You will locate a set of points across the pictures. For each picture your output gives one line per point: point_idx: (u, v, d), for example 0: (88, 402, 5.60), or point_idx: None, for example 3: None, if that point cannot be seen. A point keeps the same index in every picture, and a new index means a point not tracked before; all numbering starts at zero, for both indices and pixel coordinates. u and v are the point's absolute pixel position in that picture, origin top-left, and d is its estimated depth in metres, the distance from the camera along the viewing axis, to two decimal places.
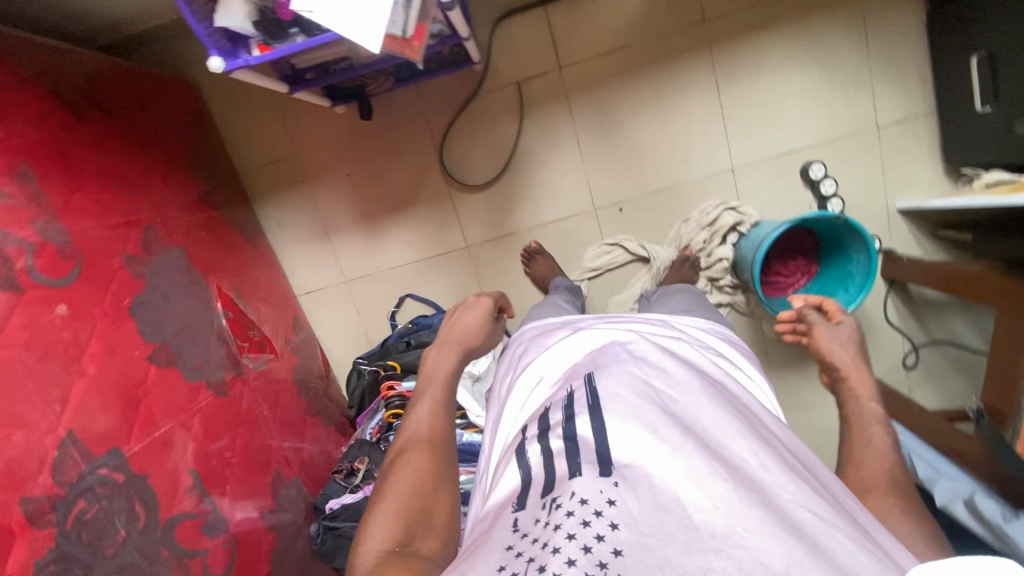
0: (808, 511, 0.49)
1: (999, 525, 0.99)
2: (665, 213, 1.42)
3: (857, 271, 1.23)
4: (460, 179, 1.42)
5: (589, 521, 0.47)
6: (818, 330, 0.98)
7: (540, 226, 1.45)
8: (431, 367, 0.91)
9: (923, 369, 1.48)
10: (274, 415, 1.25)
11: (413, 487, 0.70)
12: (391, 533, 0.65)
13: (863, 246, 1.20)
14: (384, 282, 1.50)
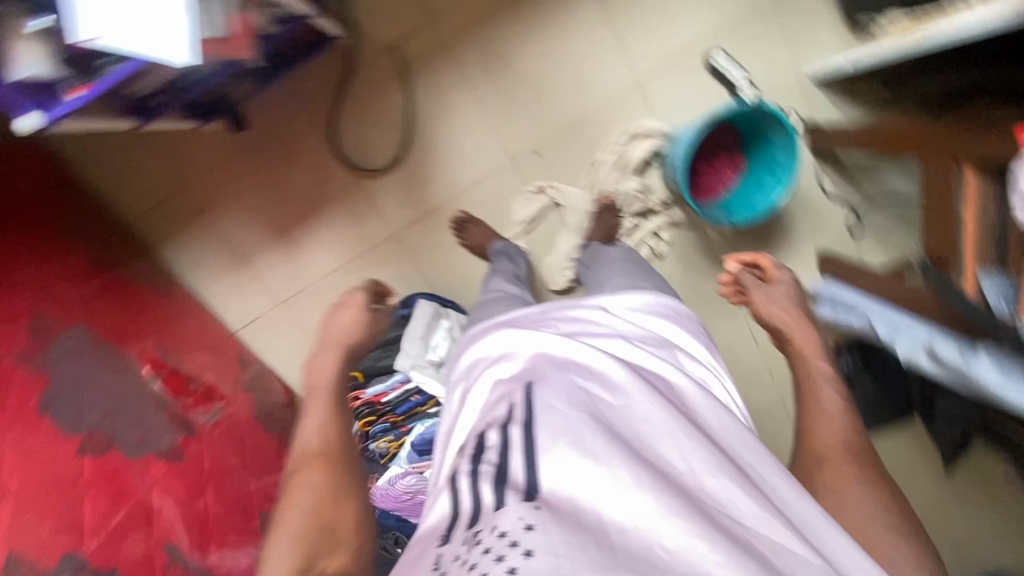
0: (725, 511, 0.63)
1: (961, 365, 0.99)
2: (582, 145, 1.36)
3: (781, 155, 1.22)
4: (363, 166, 1.32)
5: (504, 554, 0.55)
6: (759, 296, 1.13)
7: (461, 193, 1.38)
8: (316, 376, 0.98)
9: (869, 231, 1.49)
10: (244, 460, 1.21)
11: (313, 508, 0.77)
12: (295, 557, 0.71)
13: (780, 126, 1.17)
14: (320, 294, 1.42)
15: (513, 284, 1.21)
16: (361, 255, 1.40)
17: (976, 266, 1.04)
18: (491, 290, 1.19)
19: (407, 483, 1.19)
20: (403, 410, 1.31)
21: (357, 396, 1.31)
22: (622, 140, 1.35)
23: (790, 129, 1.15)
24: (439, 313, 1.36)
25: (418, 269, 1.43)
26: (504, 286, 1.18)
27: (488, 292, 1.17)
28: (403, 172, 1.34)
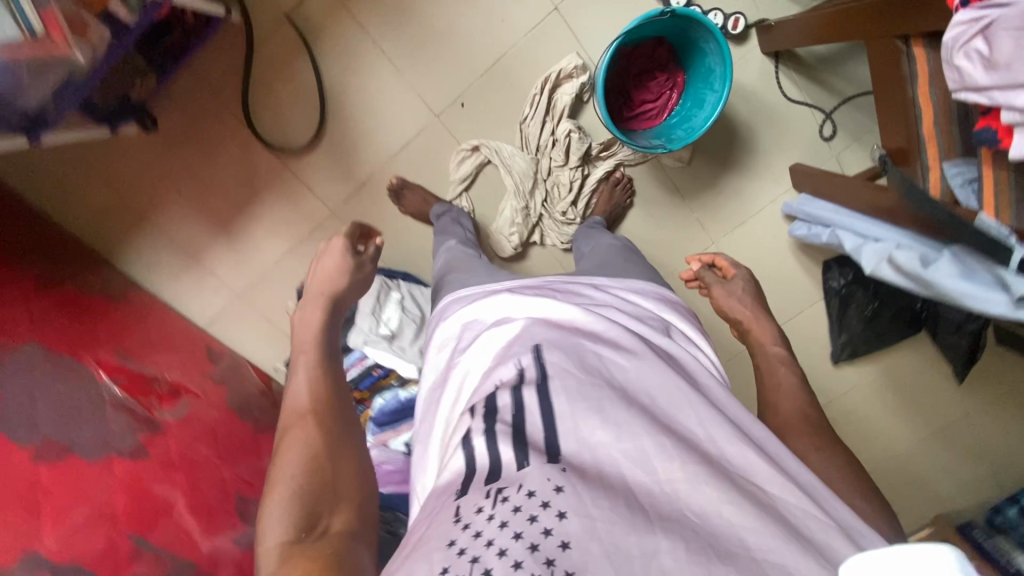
0: (748, 481, 0.56)
1: (919, 273, 0.90)
2: (507, 87, 1.27)
3: (714, 65, 1.10)
4: (288, 146, 1.29)
5: (536, 515, 0.45)
6: (717, 288, 1.13)
7: (392, 159, 1.33)
8: (301, 328, 0.89)
9: (844, 133, 1.34)
10: (218, 449, 1.26)
11: (310, 471, 0.68)
12: (286, 524, 0.64)
13: (709, 34, 1.06)
14: (275, 283, 1.44)
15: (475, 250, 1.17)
16: (307, 237, 1.39)
17: (941, 161, 0.89)
18: (459, 253, 1.14)
19: (373, 456, 1.24)
20: (366, 385, 1.32)
21: None
22: (547, 80, 1.24)
23: (716, 34, 1.03)
24: (385, 286, 1.33)
25: None
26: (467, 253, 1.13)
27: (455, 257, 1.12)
28: (330, 147, 1.30)
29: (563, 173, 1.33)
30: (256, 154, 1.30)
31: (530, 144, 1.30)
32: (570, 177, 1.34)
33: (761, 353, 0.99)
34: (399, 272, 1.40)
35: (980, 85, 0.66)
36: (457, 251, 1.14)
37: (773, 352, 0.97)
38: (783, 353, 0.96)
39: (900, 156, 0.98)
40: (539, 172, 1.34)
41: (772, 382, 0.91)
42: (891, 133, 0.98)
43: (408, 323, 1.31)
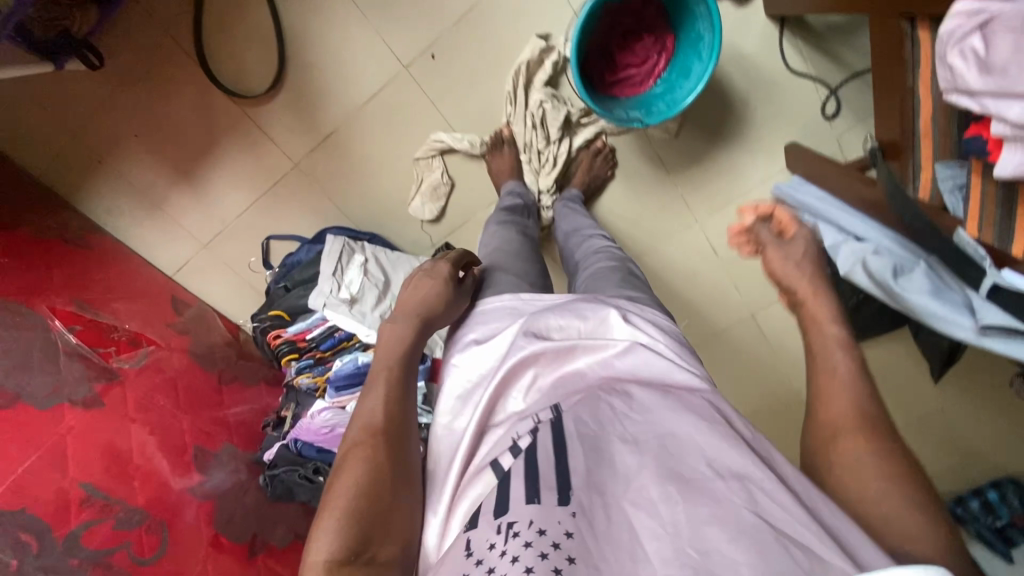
0: (757, 517, 0.51)
1: (890, 285, 0.84)
2: (481, 39, 1.17)
3: (704, 31, 1.00)
4: (248, 94, 1.22)
5: (546, 553, 0.49)
6: (773, 252, 0.94)
7: (357, 113, 1.25)
8: (382, 349, 0.79)
9: (848, 112, 1.23)
10: (178, 400, 1.26)
11: (369, 486, 0.63)
12: (335, 542, 0.59)
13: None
14: (238, 235, 1.40)
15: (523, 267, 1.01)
16: (269, 190, 1.34)
17: (933, 161, 0.81)
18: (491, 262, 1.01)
19: (327, 418, 1.23)
20: (327, 345, 1.30)
21: (278, 334, 1.32)
22: (537, 48, 1.15)
23: None
24: (348, 247, 1.29)
25: (331, 202, 1.35)
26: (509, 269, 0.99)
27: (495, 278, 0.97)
28: (293, 97, 1.23)
29: (544, 147, 1.25)
30: (215, 99, 1.23)
31: (512, 107, 1.21)
32: (551, 151, 1.25)
33: (813, 332, 0.82)
34: (366, 234, 1.35)
35: (971, 89, 0.58)
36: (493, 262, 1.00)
37: (829, 332, 0.80)
38: (843, 336, 0.80)
39: (893, 150, 0.90)
40: (518, 143, 1.25)
41: (824, 366, 0.77)
42: (886, 123, 0.90)
43: (370, 288, 1.28)
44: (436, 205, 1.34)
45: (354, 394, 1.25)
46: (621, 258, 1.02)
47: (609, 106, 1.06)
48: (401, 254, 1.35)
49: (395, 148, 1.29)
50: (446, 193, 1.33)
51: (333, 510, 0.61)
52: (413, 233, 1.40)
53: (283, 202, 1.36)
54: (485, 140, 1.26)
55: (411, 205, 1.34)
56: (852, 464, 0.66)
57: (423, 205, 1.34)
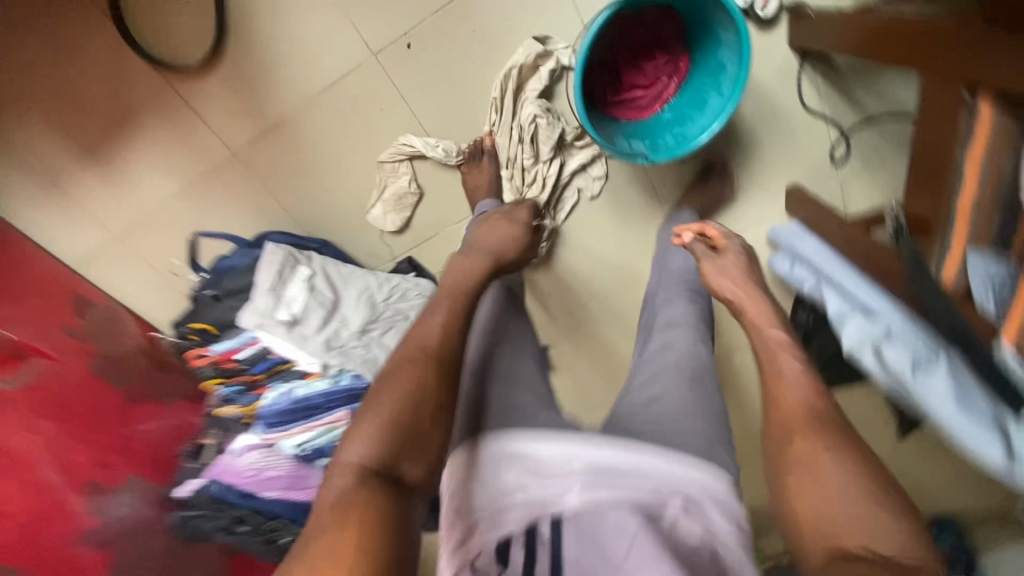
0: None
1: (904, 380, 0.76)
2: (468, 32, 0.99)
3: (729, 61, 0.87)
4: (177, 64, 1.00)
5: None
6: (707, 264, 0.90)
7: (313, 101, 1.05)
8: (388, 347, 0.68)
9: (857, 159, 1.14)
10: (71, 425, 1.04)
11: (413, 410, 0.62)
12: (374, 450, 0.59)
13: (730, 18, 0.82)
14: (161, 227, 1.18)
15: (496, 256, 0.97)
16: (202, 179, 1.13)
17: (966, 246, 0.72)
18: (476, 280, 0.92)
19: (256, 458, 1.07)
20: (260, 369, 1.11)
21: (200, 353, 1.11)
22: (533, 52, 0.99)
23: (738, 22, 0.80)
24: (293, 258, 1.11)
25: (276, 202, 1.15)
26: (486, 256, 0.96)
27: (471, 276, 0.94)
28: (234, 73, 1.02)
29: (531, 166, 1.10)
30: (137, 64, 1.01)
31: (497, 113, 1.05)
32: (537, 171, 1.10)
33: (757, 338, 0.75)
34: (316, 243, 1.17)
35: None
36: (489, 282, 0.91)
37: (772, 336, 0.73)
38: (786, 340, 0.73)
39: (921, 224, 0.81)
40: (500, 156, 1.09)
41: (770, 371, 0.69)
42: (919, 193, 0.80)
43: (316, 309, 1.11)
44: (400, 216, 1.17)
45: (286, 431, 1.09)
46: (694, 371, 0.75)
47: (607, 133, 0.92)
48: (355, 269, 1.18)
49: (356, 147, 1.10)
50: (412, 204, 1.16)
51: (380, 416, 0.61)
52: (371, 243, 1.22)
53: (218, 195, 1.14)
54: (463, 149, 1.09)
55: (371, 212, 1.17)
56: (811, 468, 0.56)
57: (385, 213, 1.16)
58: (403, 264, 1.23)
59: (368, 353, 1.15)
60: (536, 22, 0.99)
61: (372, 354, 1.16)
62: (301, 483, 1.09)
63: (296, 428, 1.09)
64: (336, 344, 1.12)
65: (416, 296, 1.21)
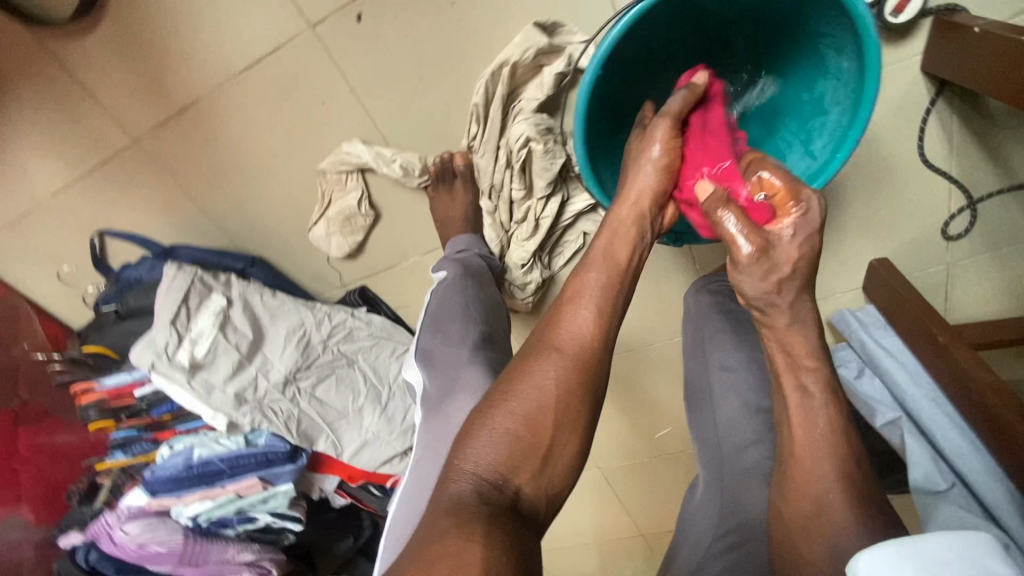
0: None
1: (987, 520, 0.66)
2: (446, 10, 0.68)
3: (833, 106, 0.59)
4: (38, 11, 0.71)
5: None
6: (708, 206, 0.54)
7: (233, 85, 0.76)
8: None
9: (976, 236, 0.82)
10: None
11: (541, 414, 0.47)
12: (500, 454, 0.46)
13: (853, 46, 0.53)
14: (49, 221, 0.92)
15: (489, 313, 0.76)
16: (98, 168, 0.86)
17: None
18: (459, 347, 0.71)
19: (138, 529, 0.87)
20: (161, 412, 0.91)
21: (85, 389, 0.89)
22: (535, 46, 0.67)
23: (874, 51, 0.49)
24: (200, 285, 0.87)
25: (194, 205, 0.90)
26: (476, 310, 0.75)
27: (454, 332, 0.73)
28: (123, 35, 0.72)
29: (521, 201, 0.80)
30: None
31: (480, 125, 0.75)
32: (529, 208, 0.80)
33: None
34: (241, 262, 0.93)
35: None
36: (478, 352, 0.70)
37: None
38: None
39: None
40: (480, 183, 0.81)
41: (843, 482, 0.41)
42: None
43: (227, 352, 0.87)
44: (349, 240, 0.89)
45: (180, 498, 0.90)
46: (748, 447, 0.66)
47: (607, 178, 0.65)
48: (288, 301, 0.93)
49: (294, 150, 0.82)
50: (365, 226, 0.88)
51: (509, 410, 0.47)
52: (315, 267, 0.97)
53: (120, 189, 0.88)
54: (429, 166, 0.81)
55: (313, 230, 0.89)
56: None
57: (329, 234, 0.89)
58: (352, 296, 0.98)
59: (293, 408, 0.91)
60: (544, 2, 0.67)
61: (299, 409, 0.92)
62: (194, 559, 0.90)
63: (193, 495, 0.90)
64: (251, 398, 0.89)
65: (366, 337, 0.98)
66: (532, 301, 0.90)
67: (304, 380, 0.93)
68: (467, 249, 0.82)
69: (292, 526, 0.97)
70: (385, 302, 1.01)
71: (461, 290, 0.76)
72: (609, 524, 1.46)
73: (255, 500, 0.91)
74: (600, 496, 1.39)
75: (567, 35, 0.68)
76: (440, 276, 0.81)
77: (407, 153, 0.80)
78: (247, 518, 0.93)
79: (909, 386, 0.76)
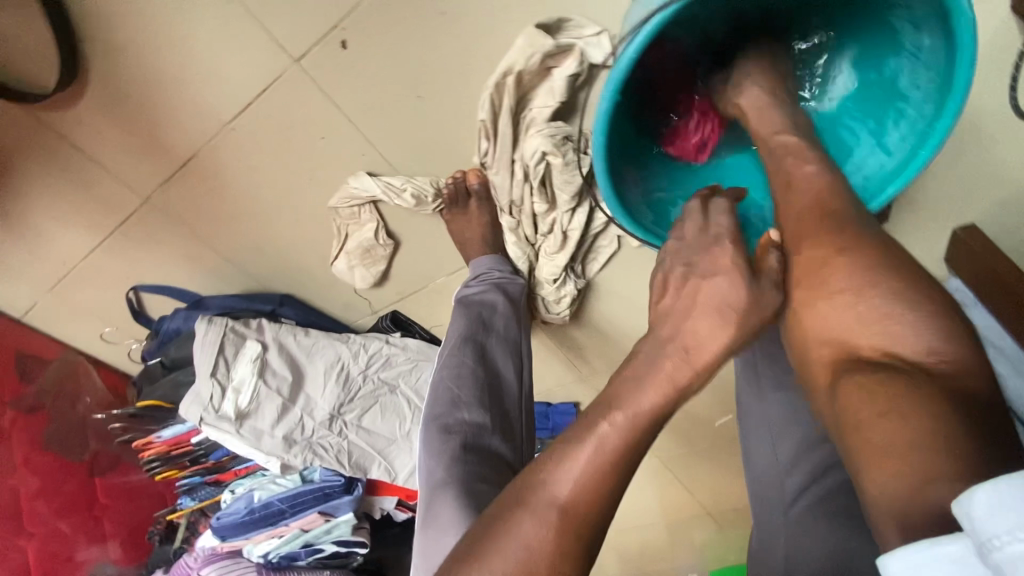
0: None
1: None
2: (438, 23, 0.61)
3: (912, 88, 0.53)
4: (23, 88, 0.68)
5: None
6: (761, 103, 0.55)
7: (229, 133, 0.72)
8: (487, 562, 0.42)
9: None
10: (58, 514, 1.01)
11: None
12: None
13: (933, 23, 0.47)
14: (84, 285, 0.93)
15: (486, 402, 0.70)
16: (117, 231, 0.85)
17: None
18: (439, 458, 0.64)
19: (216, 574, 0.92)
20: (218, 457, 0.94)
21: (146, 443, 0.92)
22: (539, 49, 0.60)
23: (962, 33, 0.44)
24: (233, 335, 0.86)
25: (217, 253, 0.88)
26: (466, 400, 0.69)
27: (435, 441, 0.66)
28: (109, 100, 0.69)
29: (545, 213, 0.74)
30: None
31: (490, 141, 0.69)
32: (554, 220, 0.74)
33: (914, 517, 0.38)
34: (270, 304, 0.93)
35: None
36: (463, 459, 0.63)
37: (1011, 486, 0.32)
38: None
39: None
40: (500, 201, 0.75)
41: None
42: None
43: (270, 396, 0.87)
44: (371, 270, 0.86)
45: (249, 538, 0.94)
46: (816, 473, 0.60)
47: (634, 191, 0.59)
48: (320, 337, 0.92)
49: (302, 188, 0.78)
50: (386, 255, 0.84)
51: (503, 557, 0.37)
52: (344, 297, 0.94)
53: (144, 248, 0.87)
54: (441, 188, 0.76)
55: (334, 264, 0.86)
56: None
57: (351, 267, 0.85)
58: (384, 322, 0.95)
59: (342, 442, 0.91)
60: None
61: (348, 443, 0.91)
62: None
63: (261, 535, 0.93)
64: (300, 437, 0.89)
65: (405, 361, 0.95)
66: (568, 313, 0.84)
67: (350, 413, 0.92)
68: (486, 275, 0.78)
69: (360, 549, 0.96)
70: (419, 323, 0.98)
71: (453, 374, 0.71)
72: (676, 503, 1.43)
73: (318, 534, 0.93)
74: (663, 480, 1.36)
75: (577, 31, 0.61)
76: (451, 332, 0.75)
77: (418, 180, 0.75)
78: (314, 549, 0.95)
79: (1012, 379, 0.68)
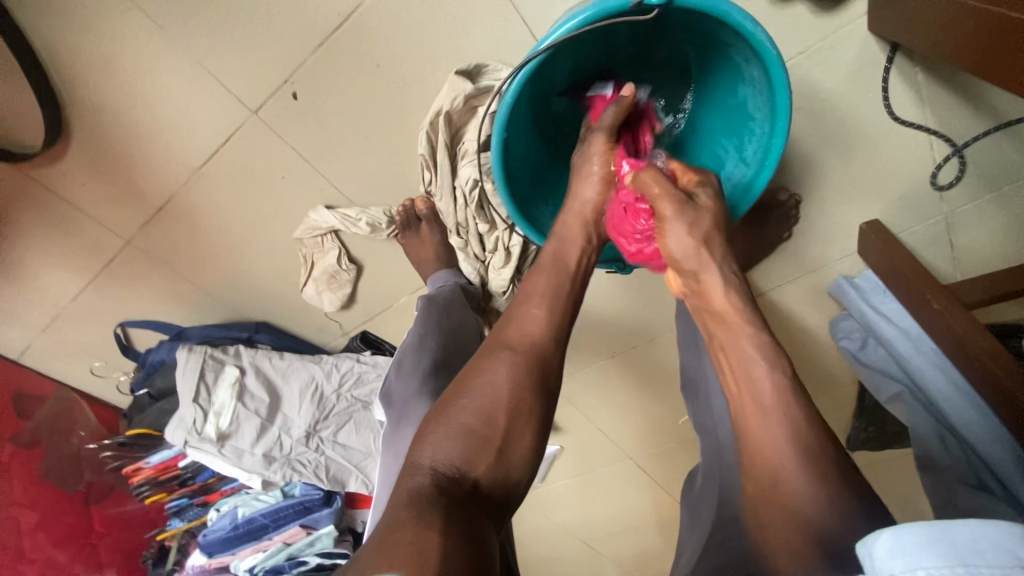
0: None
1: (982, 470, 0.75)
2: (375, 73, 0.69)
3: (757, 112, 0.63)
4: (13, 149, 0.76)
5: None
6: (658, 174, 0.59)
7: (200, 177, 0.80)
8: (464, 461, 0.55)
9: (968, 183, 0.77)
10: (55, 543, 1.06)
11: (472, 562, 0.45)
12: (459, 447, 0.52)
13: (754, 61, 0.58)
14: (74, 323, 1.00)
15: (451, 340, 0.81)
16: (103, 272, 0.92)
17: None
18: (412, 375, 0.77)
19: None
20: (203, 480, 1.00)
21: (135, 469, 0.98)
22: (461, 93, 0.68)
23: (770, 68, 0.55)
24: (212, 361, 0.93)
25: (196, 287, 0.96)
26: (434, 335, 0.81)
27: (409, 361, 0.79)
28: (90, 154, 0.77)
29: (488, 232, 0.82)
30: None
31: (432, 172, 0.77)
32: (497, 238, 0.82)
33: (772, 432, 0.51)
34: (246, 331, 0.99)
35: None
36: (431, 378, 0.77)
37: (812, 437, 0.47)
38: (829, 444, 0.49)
39: None
40: (447, 222, 0.82)
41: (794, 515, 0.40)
42: None
43: (248, 416, 0.94)
44: (338, 294, 0.93)
45: (235, 553, 0.99)
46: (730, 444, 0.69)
47: (532, 194, 0.72)
48: (295, 359, 0.99)
49: (270, 223, 0.86)
50: (350, 279, 0.92)
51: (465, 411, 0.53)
52: (316, 322, 1.01)
53: (128, 286, 0.94)
54: (394, 216, 0.84)
55: (304, 291, 0.93)
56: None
57: (319, 293, 0.92)
58: (355, 342, 1.02)
59: (319, 457, 0.97)
60: (464, 46, 0.68)
61: (325, 457, 0.97)
62: None
63: (247, 548, 0.98)
64: (279, 454, 0.95)
65: (376, 378, 1.01)
66: None
67: (325, 430, 0.99)
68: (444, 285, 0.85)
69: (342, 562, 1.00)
70: (388, 342, 1.05)
71: (423, 323, 0.81)
72: (656, 505, 1.47)
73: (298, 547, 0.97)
74: (640, 483, 1.41)
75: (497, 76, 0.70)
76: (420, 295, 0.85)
77: (371, 211, 0.83)
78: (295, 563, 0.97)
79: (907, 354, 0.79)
